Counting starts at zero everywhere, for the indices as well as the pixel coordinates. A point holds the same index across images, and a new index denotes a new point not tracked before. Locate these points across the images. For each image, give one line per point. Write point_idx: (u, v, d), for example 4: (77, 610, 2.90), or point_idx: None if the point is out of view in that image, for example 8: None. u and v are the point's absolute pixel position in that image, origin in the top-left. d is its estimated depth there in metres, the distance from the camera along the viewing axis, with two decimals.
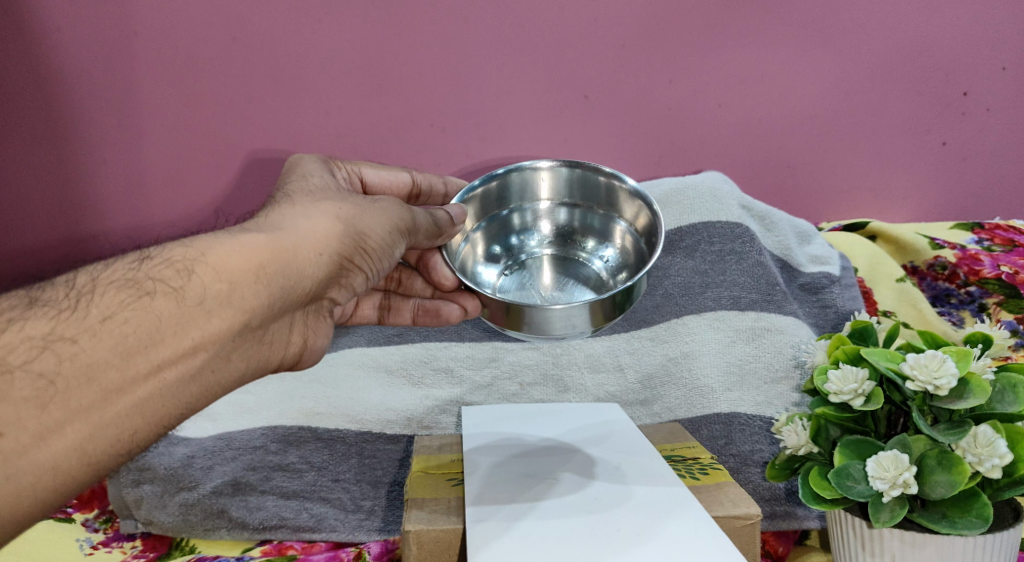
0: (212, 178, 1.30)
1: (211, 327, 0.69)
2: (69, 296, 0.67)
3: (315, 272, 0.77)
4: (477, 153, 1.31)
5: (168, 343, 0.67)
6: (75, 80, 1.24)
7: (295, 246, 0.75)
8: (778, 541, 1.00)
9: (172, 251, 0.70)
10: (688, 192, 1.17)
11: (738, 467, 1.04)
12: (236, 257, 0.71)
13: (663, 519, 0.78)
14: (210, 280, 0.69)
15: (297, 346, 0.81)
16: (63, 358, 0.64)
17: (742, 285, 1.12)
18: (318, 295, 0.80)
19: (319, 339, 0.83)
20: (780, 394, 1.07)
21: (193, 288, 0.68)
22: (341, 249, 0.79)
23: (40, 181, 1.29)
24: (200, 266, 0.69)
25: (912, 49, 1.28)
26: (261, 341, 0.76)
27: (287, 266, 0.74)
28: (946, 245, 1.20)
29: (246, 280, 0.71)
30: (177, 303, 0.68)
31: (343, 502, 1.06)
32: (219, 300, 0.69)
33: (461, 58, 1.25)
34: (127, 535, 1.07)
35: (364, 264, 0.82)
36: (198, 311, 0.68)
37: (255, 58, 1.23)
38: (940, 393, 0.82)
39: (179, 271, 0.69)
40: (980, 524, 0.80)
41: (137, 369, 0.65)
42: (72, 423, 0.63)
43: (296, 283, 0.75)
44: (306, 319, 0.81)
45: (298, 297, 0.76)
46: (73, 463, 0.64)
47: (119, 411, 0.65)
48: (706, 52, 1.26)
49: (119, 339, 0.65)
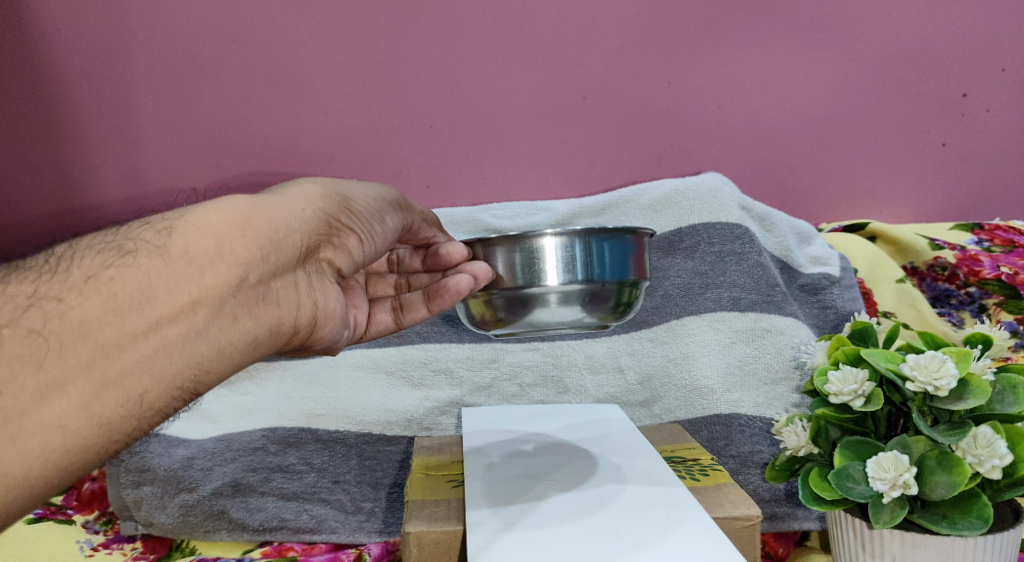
0: (208, 179, 1.28)
1: (204, 281, 0.69)
2: (50, 262, 0.68)
3: (305, 226, 0.77)
4: (476, 155, 1.29)
5: (163, 299, 0.68)
6: (82, 80, 1.26)
7: (279, 203, 0.75)
8: (778, 542, 1.01)
9: (156, 218, 0.72)
10: (689, 193, 1.15)
11: (738, 468, 1.05)
12: (217, 213, 0.72)
13: (666, 520, 0.78)
14: (194, 238, 0.70)
15: (309, 309, 0.79)
16: (51, 316, 0.65)
17: (743, 286, 1.11)
18: (314, 255, 0.79)
19: (331, 302, 0.82)
20: (780, 395, 1.08)
21: (177, 246, 0.69)
22: (326, 207, 0.79)
23: (37, 182, 1.28)
24: (181, 225, 0.70)
25: (905, 51, 1.30)
26: (266, 300, 0.75)
27: (273, 221, 0.74)
28: (945, 246, 1.20)
29: (231, 234, 0.71)
30: (163, 261, 0.68)
31: (343, 503, 1.07)
32: (208, 255, 0.70)
33: (463, 60, 1.27)
34: (127, 537, 1.07)
35: (355, 225, 0.82)
36: (186, 267, 0.69)
37: (261, 59, 1.26)
38: (941, 394, 0.82)
39: (161, 232, 0.70)
40: (980, 525, 0.80)
41: (134, 326, 0.66)
42: (73, 381, 0.64)
43: (285, 237, 0.75)
44: (311, 282, 0.80)
45: (293, 252, 0.76)
46: (80, 424, 0.65)
47: (122, 368, 0.66)
48: (704, 53, 1.28)
49: (108, 296, 0.66)
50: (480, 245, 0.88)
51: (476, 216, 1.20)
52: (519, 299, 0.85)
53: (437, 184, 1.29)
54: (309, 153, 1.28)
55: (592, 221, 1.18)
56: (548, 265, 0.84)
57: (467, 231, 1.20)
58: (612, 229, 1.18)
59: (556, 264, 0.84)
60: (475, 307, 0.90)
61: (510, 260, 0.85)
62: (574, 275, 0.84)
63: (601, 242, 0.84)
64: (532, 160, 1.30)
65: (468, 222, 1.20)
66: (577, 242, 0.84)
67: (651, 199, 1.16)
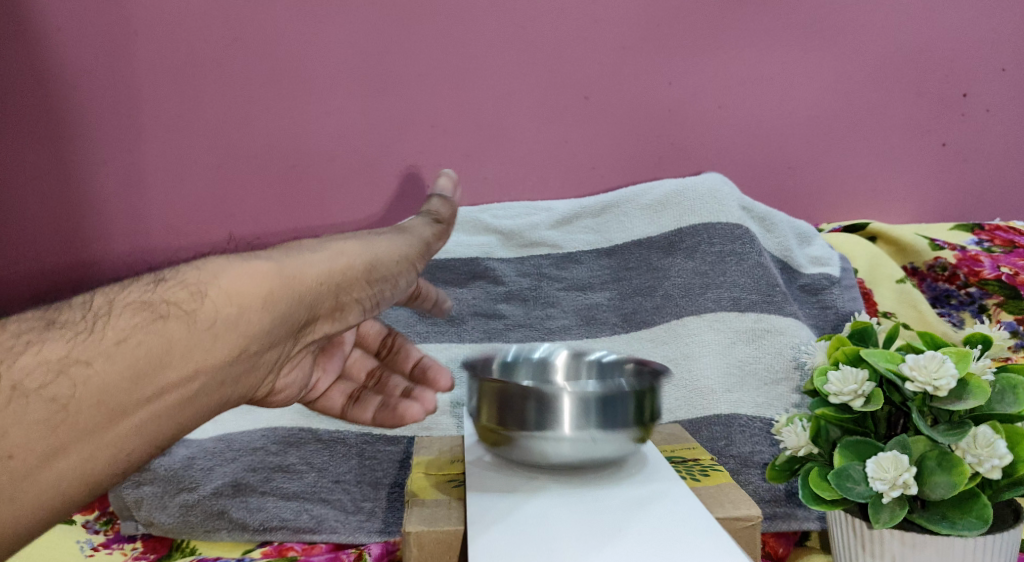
0: (210, 179, 1.29)
1: (216, 351, 0.63)
2: (87, 317, 0.62)
3: (319, 298, 0.70)
4: (477, 155, 1.29)
5: (175, 366, 0.61)
6: (84, 85, 1.28)
7: (301, 273, 0.68)
8: (778, 542, 1.00)
9: (186, 271, 0.65)
10: (689, 194, 1.16)
11: (738, 468, 1.04)
12: (252, 280, 0.65)
13: (677, 525, 0.75)
14: (222, 304, 0.64)
15: (273, 378, 0.74)
16: (78, 381, 0.59)
17: (743, 286, 1.11)
18: (315, 325, 0.73)
19: (286, 372, 0.76)
20: (780, 395, 1.08)
21: (205, 312, 0.63)
22: (346, 279, 0.72)
23: (42, 182, 1.30)
24: (213, 289, 0.64)
25: (906, 51, 1.30)
26: (257, 372, 0.69)
27: (295, 293, 0.68)
28: (946, 246, 1.20)
29: (254, 305, 0.65)
30: (187, 327, 0.62)
31: (343, 503, 1.06)
32: (230, 325, 0.64)
33: (464, 60, 1.27)
34: (127, 537, 1.07)
35: (366, 298, 0.75)
36: (205, 336, 0.63)
37: (263, 60, 1.27)
38: (940, 394, 0.82)
39: (192, 293, 0.64)
40: (981, 525, 0.80)
41: (143, 393, 0.60)
42: (75, 446, 0.59)
43: (297, 310, 0.68)
44: (295, 352, 0.73)
45: (300, 324, 0.70)
46: (71, 488, 0.60)
47: (119, 436, 0.60)
48: (705, 53, 1.28)
49: (130, 362, 0.60)
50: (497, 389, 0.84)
51: (477, 215, 1.20)
52: (533, 396, 0.82)
53: (437, 185, 1.30)
54: (309, 153, 1.29)
55: (593, 221, 1.20)
56: (562, 417, 0.81)
57: (468, 231, 1.20)
58: (612, 229, 1.18)
59: (572, 417, 0.81)
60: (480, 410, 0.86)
61: (524, 400, 0.82)
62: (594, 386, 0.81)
63: (622, 402, 0.82)
64: (532, 160, 1.30)
65: (469, 221, 1.21)
66: (595, 399, 0.81)
67: (651, 199, 1.17)
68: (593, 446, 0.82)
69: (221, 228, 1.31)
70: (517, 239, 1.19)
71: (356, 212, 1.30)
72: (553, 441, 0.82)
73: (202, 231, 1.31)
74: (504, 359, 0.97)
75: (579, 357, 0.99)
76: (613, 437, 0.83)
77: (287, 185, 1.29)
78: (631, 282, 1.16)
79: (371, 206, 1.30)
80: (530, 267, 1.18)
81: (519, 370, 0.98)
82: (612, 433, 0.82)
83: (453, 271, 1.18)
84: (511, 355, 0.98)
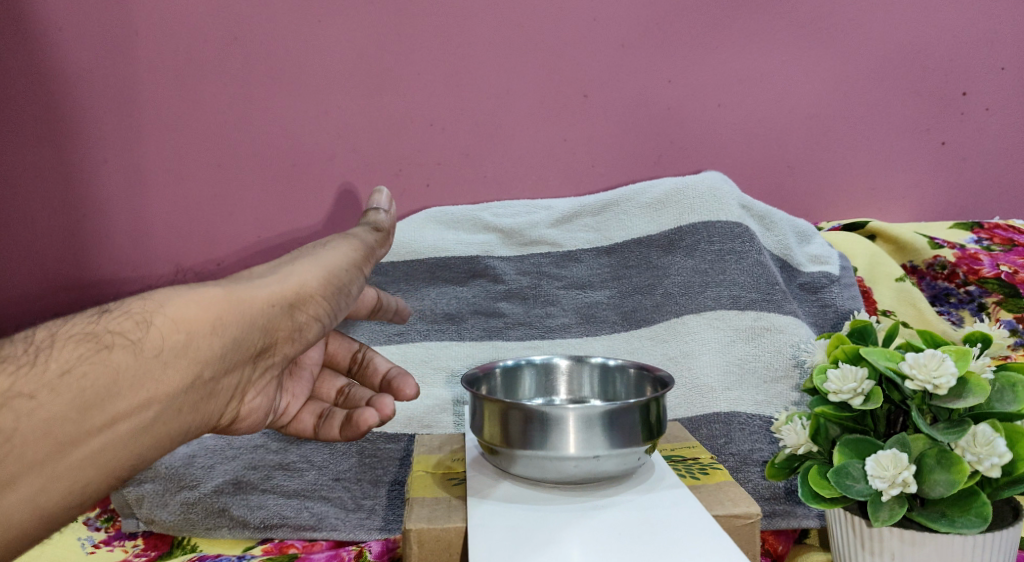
0: (209, 178, 1.29)
1: (166, 380, 0.66)
2: (28, 349, 0.63)
3: (270, 321, 0.72)
4: (477, 153, 1.29)
5: (125, 396, 0.64)
6: (86, 82, 1.28)
7: (250, 295, 0.70)
8: (778, 540, 1.00)
9: (132, 303, 0.67)
10: (689, 192, 1.16)
11: (738, 466, 1.04)
12: (197, 308, 0.67)
13: (681, 530, 0.76)
14: (169, 331, 0.66)
15: (234, 403, 0.75)
16: (20, 414, 0.60)
17: (742, 285, 1.11)
18: (269, 349, 0.74)
19: (252, 397, 0.78)
20: (779, 393, 1.08)
21: (152, 340, 0.65)
22: (297, 299, 0.74)
23: (41, 181, 1.31)
24: (159, 318, 0.66)
25: (905, 49, 1.31)
26: (212, 396, 0.71)
27: (245, 316, 0.70)
28: (945, 245, 1.20)
29: (202, 331, 0.67)
30: (135, 356, 0.64)
31: (343, 501, 1.07)
32: (177, 352, 0.66)
33: (464, 58, 1.27)
34: (127, 535, 1.07)
35: (319, 316, 0.76)
36: (155, 363, 0.65)
37: (264, 58, 1.27)
38: (940, 392, 0.82)
39: (138, 323, 0.65)
40: (979, 524, 0.80)
41: (92, 423, 0.63)
42: (25, 477, 0.61)
43: (249, 335, 0.70)
44: (254, 375, 0.75)
45: (251, 348, 0.71)
46: (24, 517, 0.62)
47: (73, 464, 0.63)
48: (705, 52, 1.29)
49: (77, 393, 0.62)
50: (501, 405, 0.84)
51: (477, 214, 1.21)
52: (536, 420, 0.82)
53: (437, 183, 1.30)
54: (309, 151, 1.29)
55: (593, 219, 1.19)
56: (567, 438, 0.81)
57: (468, 229, 1.20)
58: (612, 227, 1.18)
59: (577, 438, 0.81)
60: (481, 427, 0.86)
61: (520, 421, 0.82)
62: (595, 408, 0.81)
63: (625, 414, 0.82)
64: (532, 158, 1.30)
65: (469, 220, 1.21)
66: (600, 418, 0.81)
67: (651, 197, 1.17)
68: (598, 465, 0.82)
69: (219, 226, 1.30)
70: (517, 238, 1.18)
71: (356, 210, 1.30)
72: (558, 461, 0.82)
73: (201, 229, 1.30)
74: (505, 364, 0.97)
75: (579, 362, 0.98)
76: (621, 455, 0.83)
77: (286, 183, 1.29)
78: (631, 280, 1.16)
79: None
80: (530, 265, 1.18)
81: (524, 371, 0.98)
82: (616, 451, 0.82)
83: (454, 270, 1.18)
84: (511, 361, 0.98)
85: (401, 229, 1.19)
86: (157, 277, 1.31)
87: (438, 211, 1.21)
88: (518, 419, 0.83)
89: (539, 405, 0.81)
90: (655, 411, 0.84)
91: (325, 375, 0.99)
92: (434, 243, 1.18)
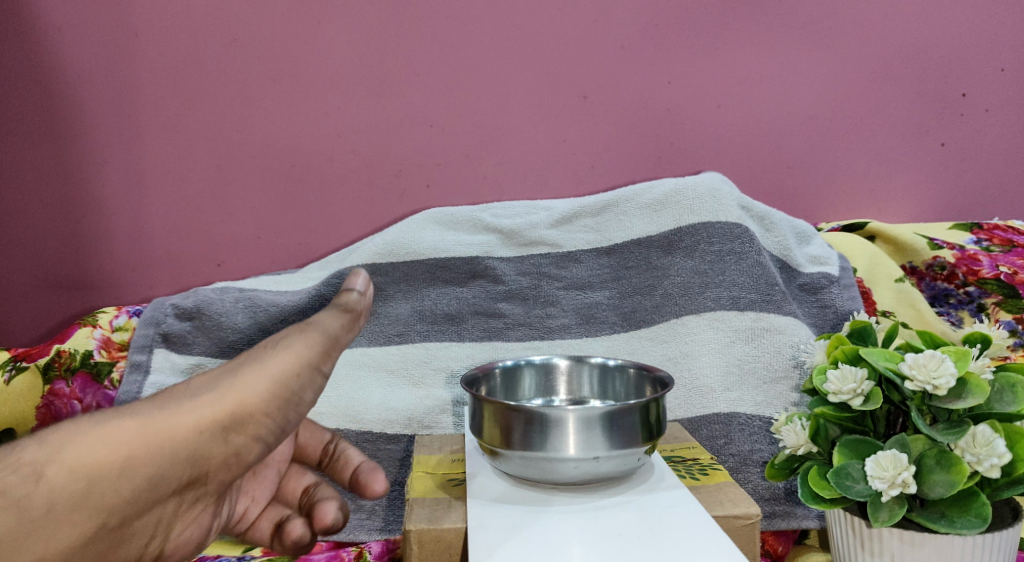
0: (209, 179, 1.29)
1: (61, 536, 0.64)
2: None
3: (185, 455, 0.69)
4: (477, 154, 1.29)
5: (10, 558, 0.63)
6: (86, 82, 1.28)
7: (161, 429, 0.68)
8: (778, 540, 1.00)
9: (25, 450, 0.66)
10: (688, 193, 1.16)
11: (738, 467, 1.04)
12: (101, 449, 0.66)
13: (683, 531, 0.76)
14: (63, 481, 0.65)
15: (164, 543, 0.72)
16: None
17: (742, 286, 1.11)
18: (196, 481, 0.71)
19: (188, 531, 0.73)
20: (780, 394, 1.08)
21: (40, 495, 0.64)
22: (219, 424, 0.70)
23: (41, 181, 1.31)
24: (53, 466, 0.65)
25: (904, 51, 1.31)
26: (131, 538, 0.68)
27: (154, 453, 0.67)
28: (944, 246, 1.21)
29: (101, 477, 0.66)
30: (21, 516, 0.63)
31: (344, 502, 1.06)
32: (74, 503, 0.65)
33: (464, 59, 1.27)
34: None
35: (245, 440, 0.72)
36: (44, 521, 0.64)
37: (264, 59, 1.27)
38: (940, 393, 0.83)
39: (27, 477, 0.64)
40: (979, 524, 0.81)
41: None
42: None
43: (158, 474, 0.68)
44: (182, 510, 0.71)
45: (165, 486, 0.68)
46: None
47: None
48: (705, 53, 1.29)
49: None
50: (501, 407, 0.83)
51: (477, 215, 1.21)
52: (536, 422, 0.82)
53: (437, 184, 1.30)
54: (309, 152, 1.29)
55: (592, 220, 1.19)
56: (567, 440, 0.81)
57: (467, 230, 1.21)
58: (612, 228, 1.18)
59: (577, 439, 0.81)
60: (481, 429, 0.86)
61: (520, 423, 0.82)
62: (595, 409, 0.81)
63: (626, 415, 0.82)
64: (532, 159, 1.30)
65: (469, 221, 1.21)
66: (599, 420, 0.82)
67: (651, 198, 1.17)
68: (597, 466, 0.82)
69: (219, 227, 1.30)
70: (517, 238, 1.18)
71: (356, 211, 1.30)
72: (558, 462, 0.82)
73: (201, 230, 1.30)
74: (505, 365, 0.97)
75: (579, 362, 0.98)
76: (620, 456, 0.83)
77: (286, 184, 1.29)
78: (630, 281, 1.16)
79: (371, 205, 1.30)
80: (530, 266, 1.18)
81: (524, 372, 0.98)
82: (615, 452, 0.82)
83: (454, 271, 1.18)
84: (511, 361, 0.98)
85: (401, 230, 1.20)
86: (157, 278, 1.31)
87: (438, 212, 1.22)
88: (518, 420, 0.82)
89: (538, 407, 0.81)
90: (655, 410, 0.84)
91: (293, 471, 0.93)
92: (434, 244, 1.18)
